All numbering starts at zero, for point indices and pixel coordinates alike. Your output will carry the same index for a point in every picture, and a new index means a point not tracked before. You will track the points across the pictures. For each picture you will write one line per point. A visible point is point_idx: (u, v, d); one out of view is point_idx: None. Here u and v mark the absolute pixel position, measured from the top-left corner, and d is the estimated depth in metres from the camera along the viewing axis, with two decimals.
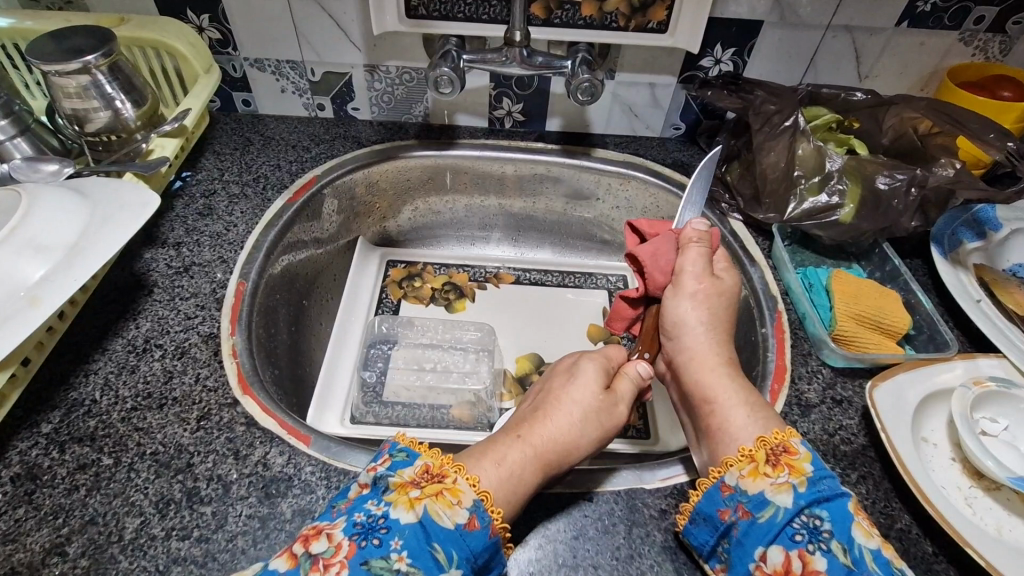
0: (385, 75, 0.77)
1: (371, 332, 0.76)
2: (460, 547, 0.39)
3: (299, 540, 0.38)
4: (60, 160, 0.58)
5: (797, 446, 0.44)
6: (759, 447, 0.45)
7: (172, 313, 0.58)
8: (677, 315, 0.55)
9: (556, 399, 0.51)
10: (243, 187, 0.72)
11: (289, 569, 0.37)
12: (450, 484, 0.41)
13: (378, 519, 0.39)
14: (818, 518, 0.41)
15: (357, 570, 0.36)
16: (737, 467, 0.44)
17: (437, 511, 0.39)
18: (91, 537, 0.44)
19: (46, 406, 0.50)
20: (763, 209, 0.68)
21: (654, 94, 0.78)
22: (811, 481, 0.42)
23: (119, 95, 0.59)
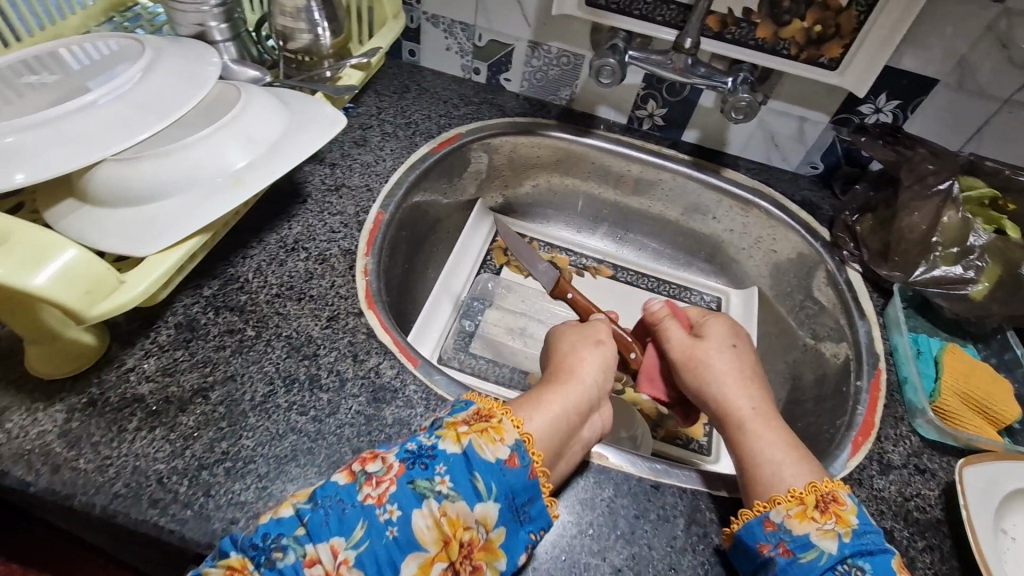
0: (545, 54, 0.81)
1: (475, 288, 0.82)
2: (498, 481, 0.42)
3: (358, 459, 0.43)
4: (258, 69, 0.65)
5: (846, 498, 0.44)
6: (810, 491, 0.45)
7: (320, 223, 0.65)
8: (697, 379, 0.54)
9: (569, 349, 0.55)
10: (395, 128, 0.78)
11: (348, 481, 0.41)
12: (495, 425, 0.44)
13: (426, 449, 0.43)
14: (860, 569, 0.41)
15: (404, 488, 0.40)
16: (785, 506, 0.44)
17: (480, 445, 0.43)
18: (230, 390, 0.51)
19: (209, 274, 0.58)
20: (888, 266, 0.67)
21: (802, 128, 0.78)
22: (856, 533, 0.42)
23: (322, 22, 0.65)
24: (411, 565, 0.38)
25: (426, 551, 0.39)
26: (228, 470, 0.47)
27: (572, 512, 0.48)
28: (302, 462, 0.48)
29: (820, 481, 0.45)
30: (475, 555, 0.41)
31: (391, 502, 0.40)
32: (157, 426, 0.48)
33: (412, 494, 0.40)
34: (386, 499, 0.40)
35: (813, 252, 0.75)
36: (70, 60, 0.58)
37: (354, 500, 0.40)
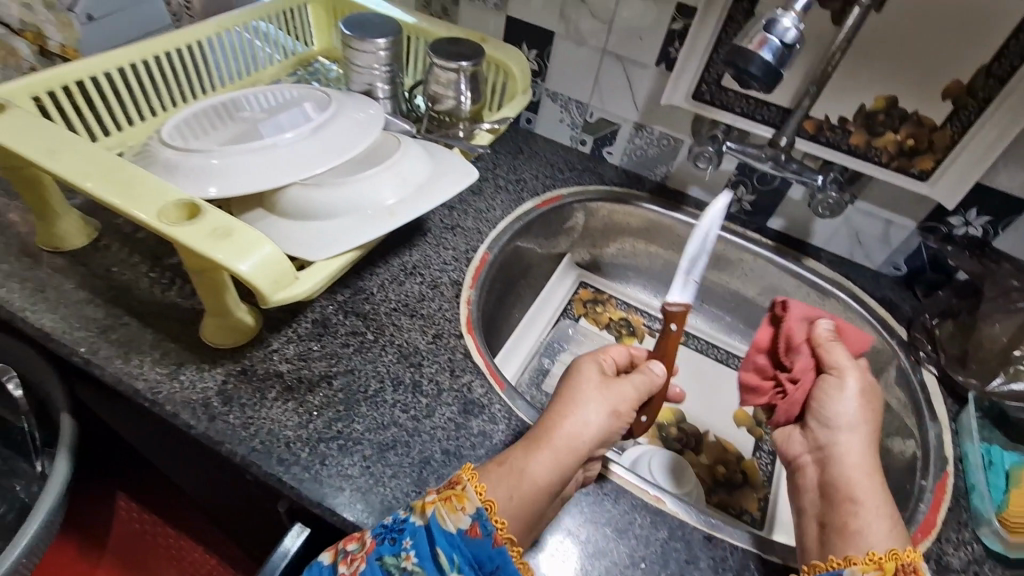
0: (648, 135, 0.91)
1: (558, 330, 0.92)
2: (459, 552, 0.46)
3: (343, 539, 0.49)
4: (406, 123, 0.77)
5: (925, 571, 0.46)
6: (890, 558, 0.47)
7: (435, 255, 0.76)
8: (840, 407, 0.56)
9: (570, 409, 0.54)
10: (506, 183, 0.89)
11: (330, 560, 0.47)
12: (457, 492, 0.48)
13: (398, 523, 0.47)
14: None
15: (373, 565, 0.45)
16: (861, 568, 0.47)
17: (442, 516, 0.47)
18: (348, 381, 0.60)
19: (343, 283, 0.70)
20: (966, 372, 0.69)
21: (887, 230, 0.82)
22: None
23: (466, 92, 0.78)
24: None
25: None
26: (340, 446, 0.55)
27: (627, 544, 0.52)
28: (400, 451, 0.56)
29: (902, 550, 0.47)
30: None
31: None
32: (290, 400, 0.58)
33: (381, 570, 0.45)
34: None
35: (888, 349, 0.77)
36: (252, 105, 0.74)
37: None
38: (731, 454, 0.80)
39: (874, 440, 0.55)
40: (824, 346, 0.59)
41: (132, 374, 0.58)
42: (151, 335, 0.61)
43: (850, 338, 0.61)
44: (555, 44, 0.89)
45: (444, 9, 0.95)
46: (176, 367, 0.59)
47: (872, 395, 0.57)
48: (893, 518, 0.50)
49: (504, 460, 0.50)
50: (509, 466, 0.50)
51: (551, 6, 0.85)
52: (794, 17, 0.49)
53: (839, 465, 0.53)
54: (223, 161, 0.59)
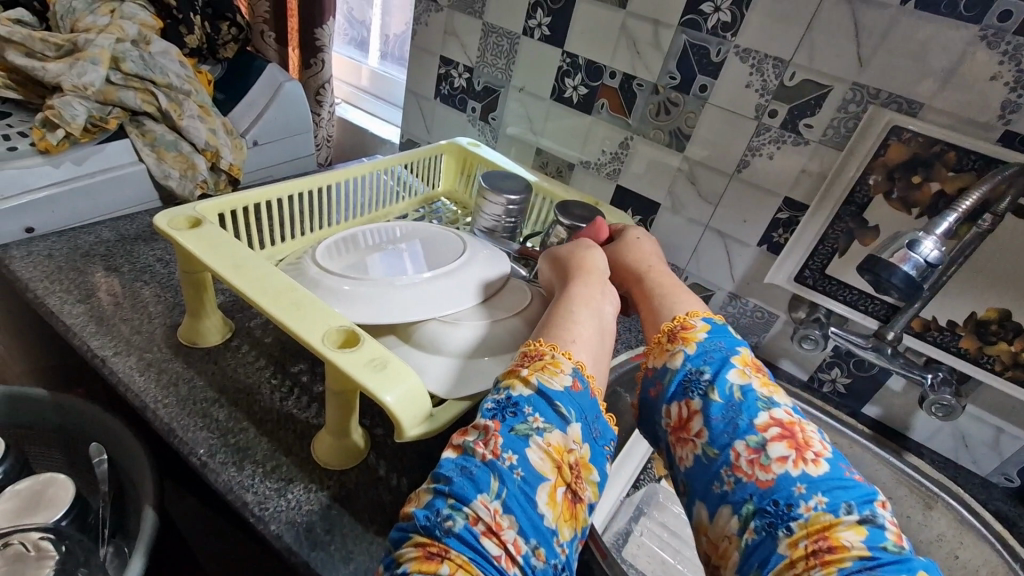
0: (741, 305, 0.94)
1: (648, 491, 0.85)
2: (572, 402, 0.52)
3: (455, 438, 0.51)
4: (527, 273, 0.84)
5: (694, 323, 0.60)
6: (665, 331, 0.61)
7: None
8: (644, 249, 0.75)
9: (585, 255, 0.72)
10: None
11: (459, 453, 0.49)
12: (552, 361, 0.55)
13: (506, 402, 0.52)
14: (701, 371, 0.55)
15: (510, 435, 0.48)
16: (654, 354, 0.61)
17: (547, 378, 0.53)
18: None
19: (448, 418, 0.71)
20: None
21: (998, 438, 0.78)
22: (699, 346, 0.57)
23: None
24: (544, 493, 0.46)
25: (549, 478, 0.47)
26: None
27: None
28: None
29: (672, 320, 0.62)
30: (579, 470, 0.50)
31: (505, 450, 0.47)
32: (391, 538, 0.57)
33: (518, 437, 0.48)
34: (500, 450, 0.47)
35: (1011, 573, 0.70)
36: (365, 238, 0.81)
37: (475, 463, 0.47)
38: None
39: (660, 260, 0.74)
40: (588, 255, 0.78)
41: (242, 485, 0.59)
42: (265, 445, 0.63)
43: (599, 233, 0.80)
44: (660, 213, 0.97)
45: (560, 171, 1.06)
46: (284, 484, 0.60)
47: (645, 248, 0.76)
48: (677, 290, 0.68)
49: (555, 306, 0.65)
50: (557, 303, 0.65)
51: (661, 182, 0.95)
52: (936, 241, 0.58)
53: (653, 285, 0.69)
54: (366, 289, 0.66)
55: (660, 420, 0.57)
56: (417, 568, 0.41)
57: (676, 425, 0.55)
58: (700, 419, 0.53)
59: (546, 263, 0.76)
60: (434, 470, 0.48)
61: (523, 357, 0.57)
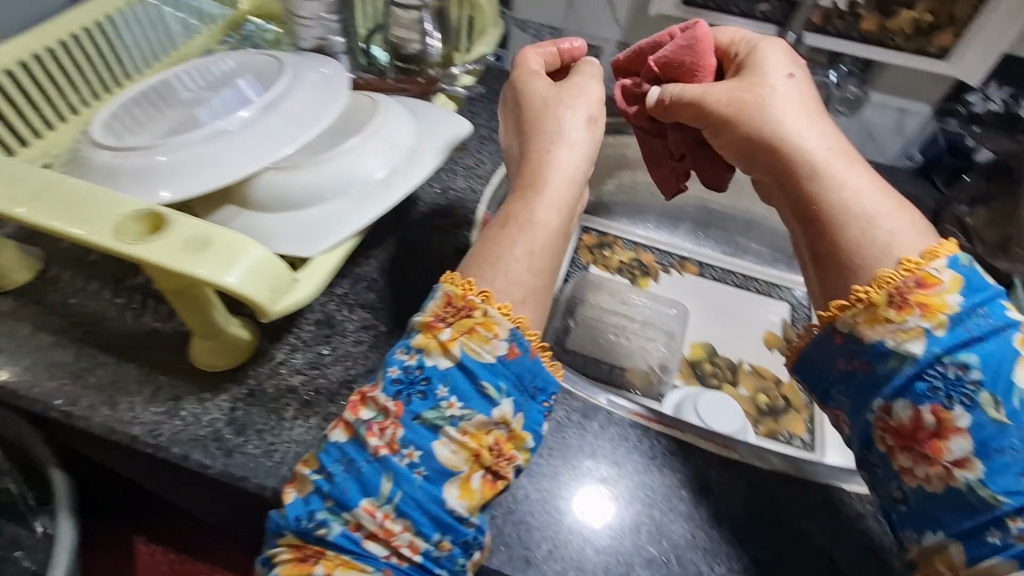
0: None
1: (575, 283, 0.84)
2: (503, 378, 0.42)
3: (349, 411, 0.43)
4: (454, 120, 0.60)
5: (942, 277, 0.39)
6: (878, 286, 0.41)
7: (433, 227, 0.68)
8: (784, 94, 0.50)
9: (551, 141, 0.52)
10: (490, 132, 0.81)
11: (350, 439, 0.42)
12: (481, 321, 0.43)
13: (417, 373, 0.42)
14: (964, 365, 0.38)
15: (412, 426, 0.41)
16: (851, 313, 0.41)
17: (473, 349, 0.42)
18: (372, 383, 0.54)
19: (339, 274, 0.62)
20: (1008, 260, 0.65)
21: (900, 120, 0.77)
22: (953, 322, 0.39)
23: (433, 32, 0.68)
24: (453, 488, 0.41)
25: (461, 472, 0.41)
26: None
27: (707, 502, 0.49)
28: None
29: (897, 266, 0.40)
30: (504, 447, 0.42)
31: (405, 446, 0.40)
32: (311, 415, 0.52)
33: (423, 428, 0.41)
34: (398, 444, 0.40)
35: None
36: (182, 91, 0.62)
37: (366, 458, 0.40)
38: (768, 378, 0.78)
39: (816, 115, 0.49)
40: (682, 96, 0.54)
41: (123, 420, 0.51)
42: (135, 371, 0.54)
43: (701, 56, 0.55)
44: None
45: None
46: (173, 403, 0.52)
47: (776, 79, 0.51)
48: (893, 200, 0.44)
49: (507, 219, 0.48)
50: (512, 222, 0.48)
51: None
52: None
53: (809, 185, 0.45)
54: (175, 157, 0.49)
55: (860, 406, 0.42)
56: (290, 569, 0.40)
57: (894, 429, 0.40)
58: (963, 437, 0.37)
59: (511, 121, 0.56)
60: (321, 453, 0.42)
61: (446, 304, 0.44)
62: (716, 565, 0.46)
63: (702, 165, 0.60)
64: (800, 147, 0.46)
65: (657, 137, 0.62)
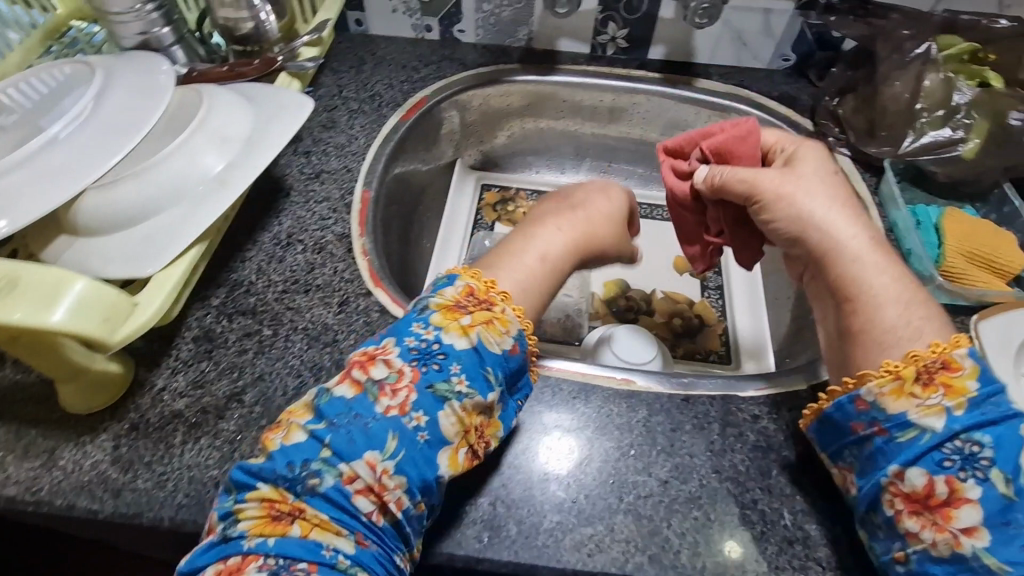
0: None
1: (473, 249, 0.83)
2: (503, 368, 0.47)
3: (359, 368, 0.44)
4: (301, 99, 0.55)
5: (962, 362, 0.40)
6: (910, 363, 0.41)
7: (309, 214, 0.65)
8: (821, 195, 0.49)
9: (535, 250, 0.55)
10: (360, 104, 0.77)
11: (358, 394, 0.43)
12: (499, 316, 0.48)
13: (434, 347, 0.45)
14: (977, 444, 0.38)
15: (424, 392, 0.43)
16: (879, 383, 0.41)
17: (488, 339, 0.46)
18: (261, 390, 0.52)
19: (214, 284, 0.59)
20: (876, 143, 0.66)
21: (767, 22, 0.77)
22: (972, 404, 0.39)
23: (264, 7, 0.63)
24: (444, 457, 0.43)
25: (452, 444, 0.44)
26: None
27: (612, 437, 0.50)
28: None
29: (927, 348, 0.41)
30: (485, 431, 0.46)
31: (414, 410, 0.43)
32: (201, 436, 0.49)
33: (434, 397, 0.43)
34: (409, 407, 0.43)
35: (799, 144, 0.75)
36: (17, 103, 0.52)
37: (376, 415, 0.42)
38: (681, 303, 0.79)
39: (851, 209, 0.49)
40: (731, 177, 0.51)
41: None
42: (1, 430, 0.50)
43: (744, 146, 0.54)
44: None
45: None
46: (50, 454, 0.49)
47: (821, 172, 0.51)
48: (910, 288, 0.45)
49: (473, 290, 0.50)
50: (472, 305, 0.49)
51: None
52: None
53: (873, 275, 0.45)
54: None
55: (871, 472, 0.41)
56: (260, 529, 0.39)
57: (905, 493, 0.39)
58: (971, 509, 0.37)
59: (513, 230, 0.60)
60: (321, 404, 0.43)
61: (468, 294, 0.49)
62: (625, 494, 0.47)
63: (736, 245, 0.56)
64: (841, 238, 0.47)
65: (693, 213, 0.57)
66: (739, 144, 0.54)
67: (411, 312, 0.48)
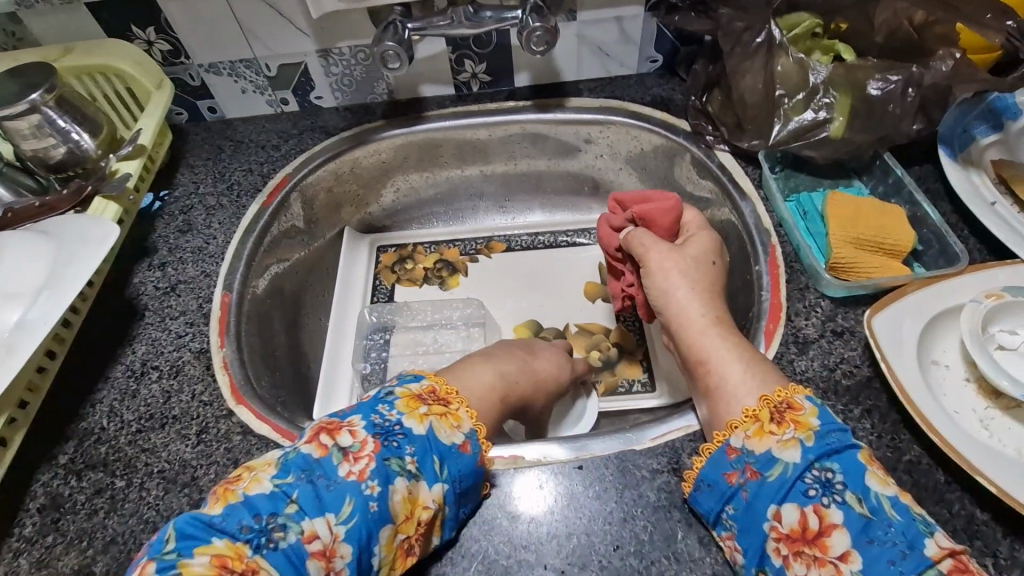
0: (340, 58, 0.75)
1: (363, 325, 0.77)
2: (453, 462, 0.43)
3: (326, 433, 0.42)
4: (106, 227, 0.51)
5: (802, 402, 0.42)
6: (764, 406, 0.43)
7: (164, 335, 0.60)
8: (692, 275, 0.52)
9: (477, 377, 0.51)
10: (218, 198, 0.72)
11: (324, 456, 0.40)
12: (454, 411, 0.45)
13: (393, 424, 0.43)
14: (831, 471, 0.39)
15: (381, 465, 0.40)
16: (743, 428, 0.42)
17: (441, 428, 0.43)
18: (114, 555, 0.46)
19: (59, 439, 0.53)
20: (747, 137, 0.64)
21: (623, 29, 0.73)
22: (819, 436, 0.40)
23: (74, 127, 0.59)
24: (385, 537, 0.39)
25: (394, 524, 0.39)
26: None
27: (500, 531, 0.45)
28: None
29: (772, 391, 0.44)
30: (428, 529, 0.42)
31: (372, 478, 0.40)
32: None
33: (388, 471, 0.40)
34: (367, 475, 0.40)
35: (680, 148, 0.71)
36: None
37: (337, 477, 0.39)
38: (596, 333, 0.75)
39: (713, 295, 0.51)
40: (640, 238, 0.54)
41: None
42: None
43: (660, 218, 0.56)
44: (164, 8, 0.68)
45: (13, 36, 0.70)
46: None
47: (699, 256, 0.53)
48: (758, 363, 0.46)
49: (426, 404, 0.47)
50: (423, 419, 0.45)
51: None
52: None
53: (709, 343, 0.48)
54: None
55: (754, 517, 0.40)
56: None
57: (787, 535, 0.38)
58: (842, 534, 0.36)
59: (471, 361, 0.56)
60: (286, 461, 0.41)
61: (429, 391, 0.46)
62: None
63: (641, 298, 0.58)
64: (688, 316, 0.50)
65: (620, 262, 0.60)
66: (662, 215, 0.56)
67: (376, 394, 0.46)
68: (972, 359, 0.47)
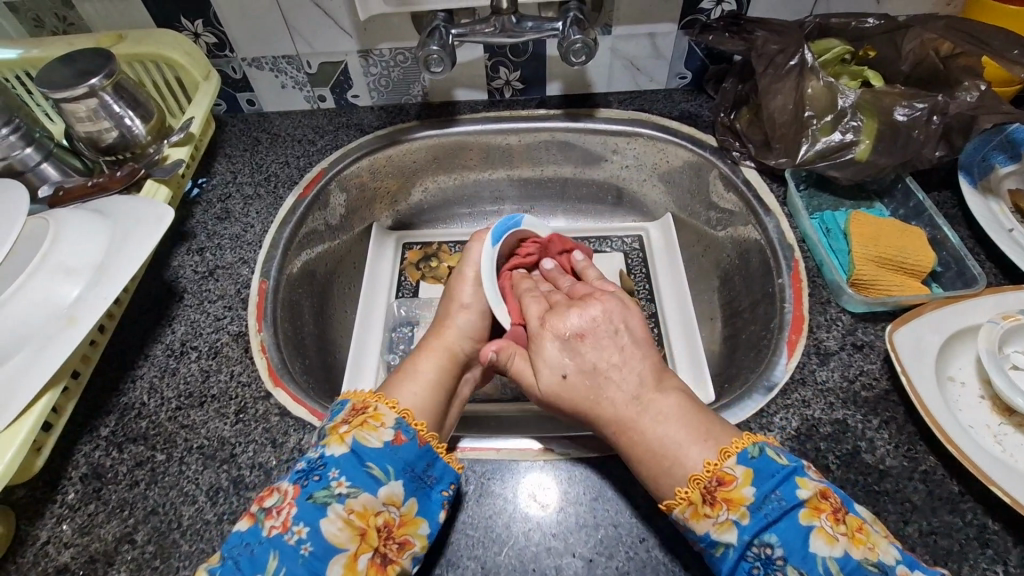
0: (380, 59, 0.77)
1: (392, 317, 0.80)
2: (391, 461, 0.45)
3: (254, 502, 0.44)
4: (159, 208, 0.53)
5: (732, 472, 0.42)
6: (693, 487, 0.42)
7: (203, 316, 0.62)
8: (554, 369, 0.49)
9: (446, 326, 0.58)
10: (255, 188, 0.74)
11: (250, 525, 0.42)
12: (372, 413, 0.47)
13: (315, 461, 0.45)
14: (769, 545, 0.40)
15: (305, 505, 0.42)
16: (678, 509, 0.42)
17: (363, 436, 0.45)
18: (154, 525, 0.48)
19: (101, 412, 0.55)
20: (774, 155, 0.66)
21: (655, 45, 0.75)
22: (753, 509, 0.41)
23: (127, 112, 0.61)
24: (339, 565, 0.41)
25: (347, 548, 0.41)
26: None
27: (530, 520, 0.46)
28: None
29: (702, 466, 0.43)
30: (394, 530, 0.43)
31: (296, 523, 0.41)
32: None
33: (315, 505, 0.42)
34: (291, 522, 0.41)
35: (706, 163, 0.73)
36: None
37: (261, 538, 0.41)
38: None
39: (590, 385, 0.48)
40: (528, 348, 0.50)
41: None
42: None
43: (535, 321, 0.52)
44: (214, 3, 0.71)
45: (65, 21, 0.72)
46: None
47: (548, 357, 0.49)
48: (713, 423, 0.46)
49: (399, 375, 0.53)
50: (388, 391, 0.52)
51: None
52: None
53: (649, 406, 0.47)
54: None
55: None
56: None
57: None
58: None
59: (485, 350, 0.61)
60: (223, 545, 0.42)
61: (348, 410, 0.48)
62: None
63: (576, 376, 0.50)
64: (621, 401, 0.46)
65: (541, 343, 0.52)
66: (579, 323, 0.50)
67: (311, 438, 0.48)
68: (987, 376, 0.49)
